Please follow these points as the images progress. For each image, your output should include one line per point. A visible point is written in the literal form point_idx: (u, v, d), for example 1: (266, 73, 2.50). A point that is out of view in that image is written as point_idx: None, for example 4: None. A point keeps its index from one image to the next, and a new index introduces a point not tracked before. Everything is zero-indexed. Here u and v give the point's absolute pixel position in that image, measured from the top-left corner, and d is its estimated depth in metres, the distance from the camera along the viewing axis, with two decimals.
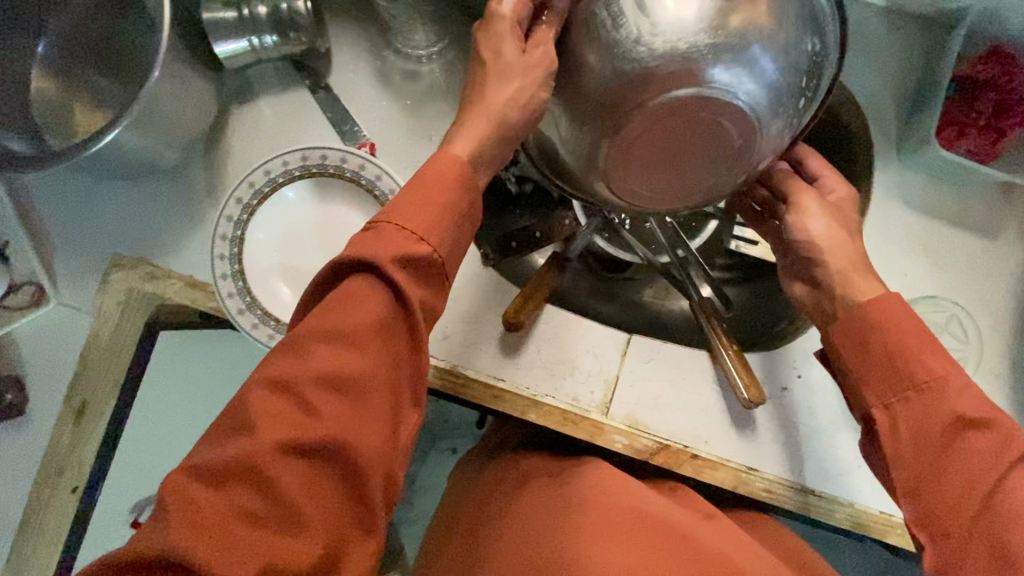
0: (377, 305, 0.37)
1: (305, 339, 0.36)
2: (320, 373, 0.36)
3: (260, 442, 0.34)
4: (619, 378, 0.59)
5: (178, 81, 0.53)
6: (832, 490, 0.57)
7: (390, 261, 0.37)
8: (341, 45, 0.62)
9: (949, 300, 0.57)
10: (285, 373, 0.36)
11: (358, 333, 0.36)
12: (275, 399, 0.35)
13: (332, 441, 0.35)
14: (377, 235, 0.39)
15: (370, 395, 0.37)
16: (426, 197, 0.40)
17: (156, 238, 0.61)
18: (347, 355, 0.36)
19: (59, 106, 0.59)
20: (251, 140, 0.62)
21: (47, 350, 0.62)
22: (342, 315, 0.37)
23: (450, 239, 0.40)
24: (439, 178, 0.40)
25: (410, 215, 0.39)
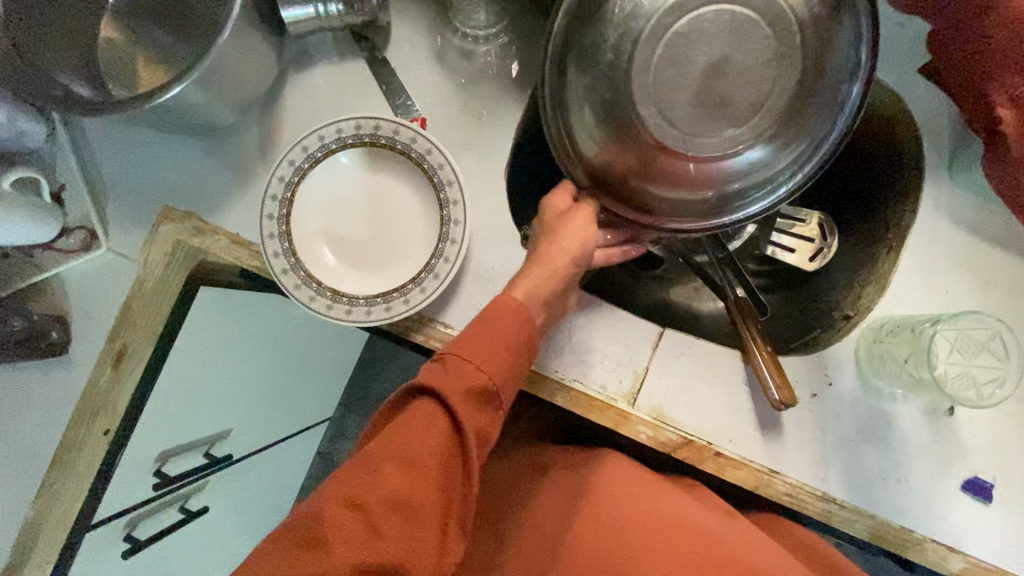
0: (441, 433, 0.42)
1: (377, 460, 0.40)
2: (390, 496, 0.39)
3: (333, 561, 0.37)
4: (648, 370, 0.59)
5: (245, 41, 0.54)
6: (855, 500, 0.56)
7: (456, 391, 0.43)
8: (401, 20, 0.63)
9: (995, 317, 0.56)
10: (354, 492, 0.39)
11: (424, 456, 0.41)
12: (348, 518, 0.38)
13: (395, 561, 0.38)
14: (444, 366, 0.44)
15: (427, 516, 0.40)
16: (487, 343, 0.46)
17: (207, 195, 0.62)
18: (413, 479, 0.40)
19: (125, 58, 0.61)
20: (307, 107, 0.63)
21: (91, 295, 0.63)
22: (410, 440, 0.41)
23: (505, 371, 0.46)
24: (501, 325, 0.47)
25: (476, 358, 0.45)
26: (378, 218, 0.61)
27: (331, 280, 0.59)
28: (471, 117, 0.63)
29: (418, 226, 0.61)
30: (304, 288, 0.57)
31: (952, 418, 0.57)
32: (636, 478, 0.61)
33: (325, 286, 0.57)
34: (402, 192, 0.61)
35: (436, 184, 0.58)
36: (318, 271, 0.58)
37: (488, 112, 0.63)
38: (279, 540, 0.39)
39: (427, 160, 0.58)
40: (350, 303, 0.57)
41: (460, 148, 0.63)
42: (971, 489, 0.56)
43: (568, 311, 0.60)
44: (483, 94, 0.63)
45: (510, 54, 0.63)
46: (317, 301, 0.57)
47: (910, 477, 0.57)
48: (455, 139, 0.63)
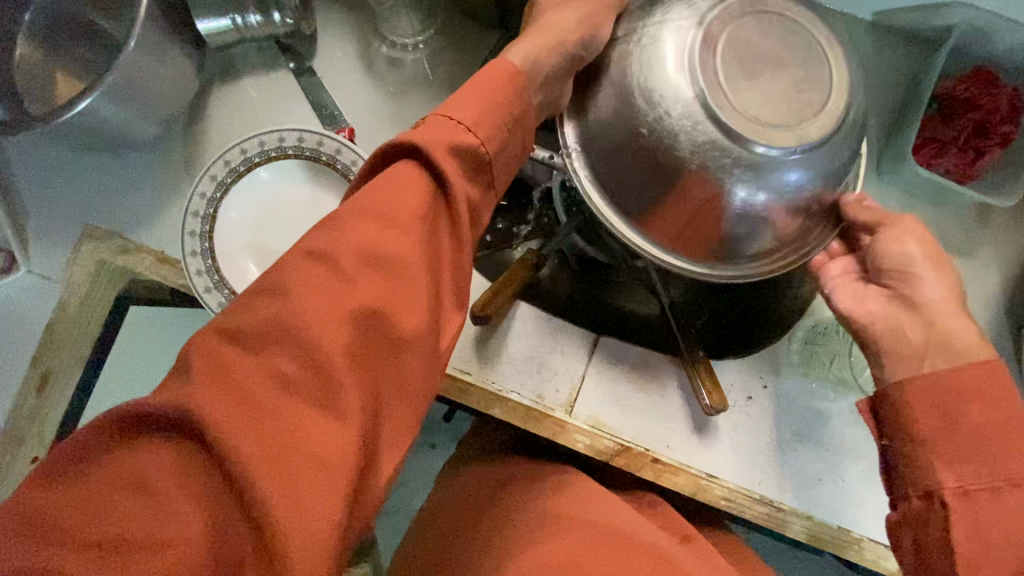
0: (419, 194, 0.36)
1: (350, 213, 0.35)
2: (369, 246, 0.34)
3: (302, 309, 0.32)
4: (585, 378, 0.59)
5: (158, 53, 0.53)
6: (794, 503, 0.56)
7: (440, 149, 0.37)
8: (327, 29, 0.62)
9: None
10: (325, 245, 0.34)
11: (405, 210, 0.35)
12: (316, 268, 0.33)
13: (378, 309, 0.33)
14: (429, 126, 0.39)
15: (412, 273, 0.35)
16: (475, 97, 0.40)
17: (132, 213, 0.61)
18: (390, 234, 0.35)
19: (40, 71, 0.59)
20: (232, 119, 0.62)
21: (14, 319, 0.61)
22: (388, 195, 0.35)
23: (494, 135, 0.40)
24: (490, 76, 0.41)
25: (463, 107, 0.39)
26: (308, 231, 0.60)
27: None
28: (401, 125, 0.62)
29: None
30: (229, 306, 0.55)
31: None
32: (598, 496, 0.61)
33: None
34: (331, 203, 0.60)
35: None
36: (244, 289, 0.57)
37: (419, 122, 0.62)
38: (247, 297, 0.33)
39: (353, 171, 0.57)
40: None
41: None
42: None
43: (503, 320, 0.59)
44: (413, 102, 0.62)
45: (440, 61, 0.63)
46: None
47: (845, 477, 0.57)
48: None
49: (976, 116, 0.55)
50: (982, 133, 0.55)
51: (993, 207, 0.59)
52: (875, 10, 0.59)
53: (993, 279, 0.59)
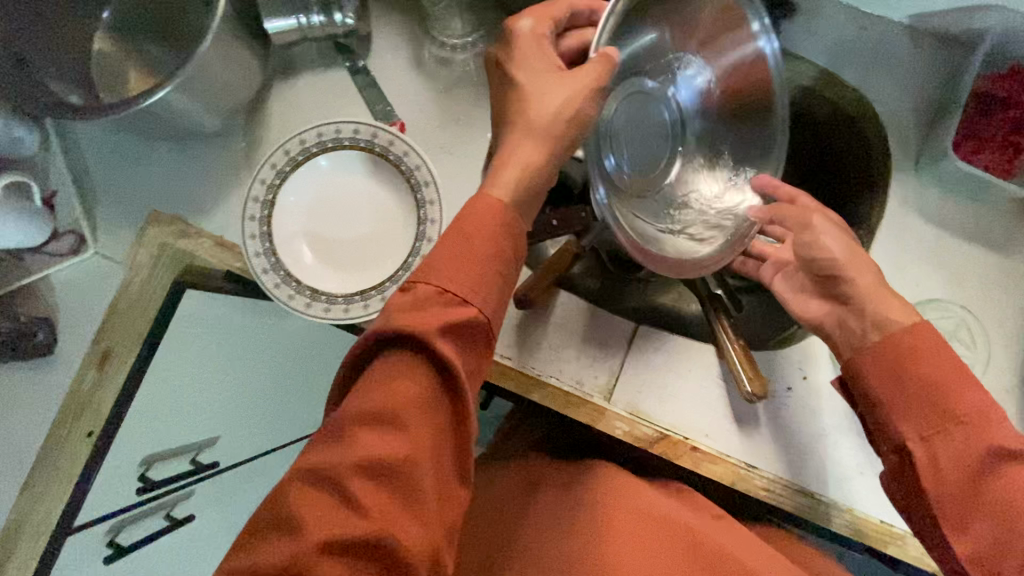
0: (422, 388, 0.38)
1: (348, 421, 0.37)
2: (366, 459, 0.36)
3: (304, 542, 0.35)
4: (624, 366, 0.60)
5: (229, 48, 0.57)
6: (834, 496, 0.56)
7: (430, 332, 0.38)
8: (381, 31, 0.66)
9: (958, 306, 0.58)
10: (326, 463, 0.36)
11: (403, 414, 0.37)
12: (318, 490, 0.36)
13: (375, 530, 0.35)
14: (419, 298, 0.40)
15: (411, 478, 0.37)
16: (456, 265, 0.40)
17: (194, 200, 0.64)
18: (385, 440, 0.37)
19: (117, 66, 0.64)
20: (291, 114, 0.65)
21: (77, 298, 0.64)
22: (387, 396, 0.37)
23: (491, 296, 0.41)
24: (474, 224, 0.42)
25: (438, 278, 0.40)
26: (358, 219, 0.62)
27: (311, 279, 0.60)
28: (449, 120, 0.65)
29: (397, 227, 0.62)
30: (284, 287, 0.58)
31: None
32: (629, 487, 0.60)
33: (305, 285, 0.59)
34: (381, 193, 0.62)
35: (414, 184, 0.59)
36: (297, 269, 0.60)
37: (465, 117, 0.65)
38: (257, 531, 0.37)
39: (405, 161, 0.59)
40: (328, 301, 0.58)
41: (439, 151, 0.64)
42: None
43: (544, 306, 0.61)
44: (461, 98, 0.65)
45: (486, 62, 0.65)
46: (296, 299, 0.58)
47: None
48: (434, 142, 0.64)
49: (1011, 113, 0.55)
50: (1020, 127, 0.55)
51: None
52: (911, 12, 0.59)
53: None
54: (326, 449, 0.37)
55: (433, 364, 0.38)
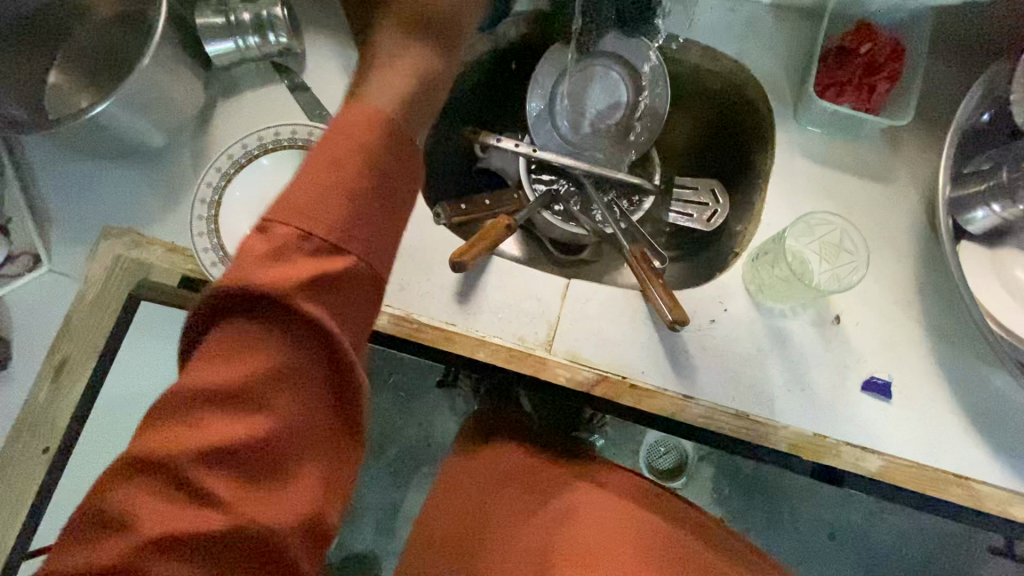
0: (262, 361, 0.37)
1: (189, 404, 0.37)
2: (199, 450, 0.36)
3: (138, 535, 0.35)
4: (560, 319, 0.63)
5: (173, 70, 0.63)
6: (765, 414, 0.60)
7: (297, 290, 0.37)
8: (314, 49, 0.73)
9: (838, 217, 0.64)
10: (157, 456, 0.36)
11: (254, 393, 0.37)
12: (150, 480, 0.36)
13: (220, 517, 0.36)
14: (288, 254, 0.38)
15: (264, 455, 0.37)
16: (315, 204, 0.39)
17: (145, 212, 0.68)
18: (234, 427, 0.37)
19: (68, 95, 0.69)
20: (235, 129, 0.71)
21: (31, 316, 0.67)
22: (224, 375, 0.37)
23: (367, 238, 0.40)
24: (336, 166, 0.40)
25: (295, 217, 0.39)
26: None
27: None
28: None
29: None
30: None
31: (840, 326, 0.62)
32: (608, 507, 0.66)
33: None
34: None
35: None
36: None
37: None
38: (85, 528, 0.36)
39: None
40: None
41: None
42: (871, 390, 0.60)
43: (481, 272, 0.65)
44: None
45: None
46: None
47: (814, 385, 0.60)
48: None
49: (862, 60, 0.64)
50: (870, 71, 0.64)
51: (904, 135, 0.66)
52: None
53: (916, 197, 0.65)
54: (195, 398, 0.37)
55: (297, 323, 0.38)
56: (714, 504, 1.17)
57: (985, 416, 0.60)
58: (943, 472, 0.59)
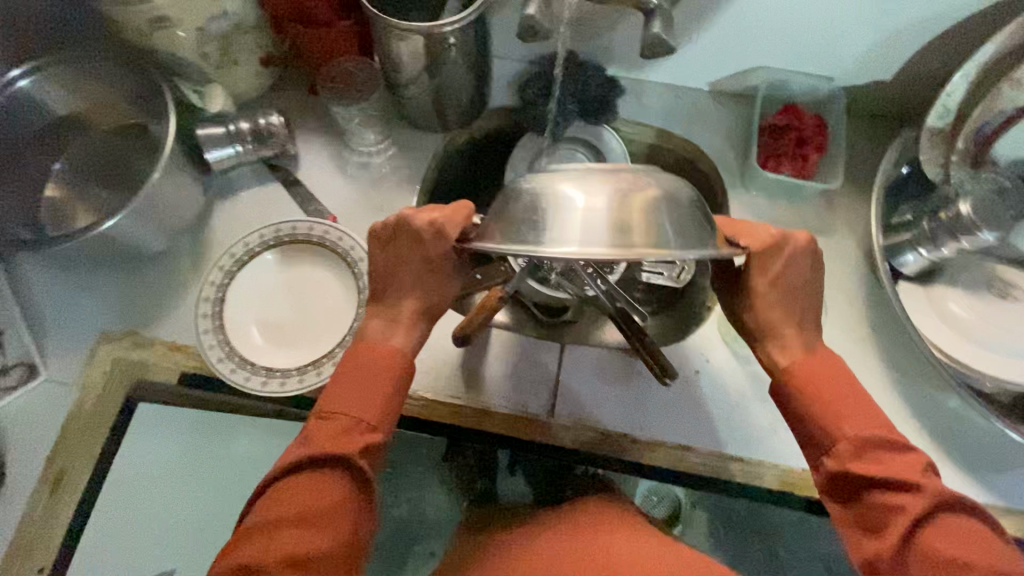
0: (334, 456, 0.47)
1: (279, 486, 0.47)
2: (283, 515, 0.45)
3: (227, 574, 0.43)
4: (560, 383, 0.67)
5: (177, 180, 0.67)
6: (758, 455, 0.65)
7: (364, 411, 0.49)
8: (307, 148, 0.78)
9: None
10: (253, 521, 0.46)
11: (323, 480, 0.47)
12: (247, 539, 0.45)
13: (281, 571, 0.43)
14: (348, 378, 0.51)
15: (323, 528, 0.45)
16: (355, 390, 0.50)
17: (145, 313, 0.70)
18: (304, 501, 0.46)
19: (64, 206, 0.71)
20: (232, 227, 0.74)
21: (25, 428, 0.65)
22: (308, 467, 0.47)
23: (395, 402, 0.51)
24: (374, 360, 0.51)
25: (346, 408, 0.49)
26: (304, 301, 0.70)
27: (265, 360, 0.66)
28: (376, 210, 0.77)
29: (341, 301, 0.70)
30: (240, 370, 0.63)
31: None
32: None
33: (261, 366, 0.64)
34: (321, 275, 0.71)
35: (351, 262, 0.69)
36: (249, 354, 0.66)
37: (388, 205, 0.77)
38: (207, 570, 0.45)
39: (340, 244, 0.69)
40: (284, 375, 0.63)
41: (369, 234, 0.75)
42: None
43: (481, 345, 0.69)
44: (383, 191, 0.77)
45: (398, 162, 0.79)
46: (253, 379, 0.63)
47: None
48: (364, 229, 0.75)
49: (793, 134, 0.74)
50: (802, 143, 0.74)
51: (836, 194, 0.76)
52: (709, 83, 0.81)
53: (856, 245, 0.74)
54: (281, 501, 0.46)
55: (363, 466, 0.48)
56: (712, 550, 1.19)
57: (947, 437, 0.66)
58: None
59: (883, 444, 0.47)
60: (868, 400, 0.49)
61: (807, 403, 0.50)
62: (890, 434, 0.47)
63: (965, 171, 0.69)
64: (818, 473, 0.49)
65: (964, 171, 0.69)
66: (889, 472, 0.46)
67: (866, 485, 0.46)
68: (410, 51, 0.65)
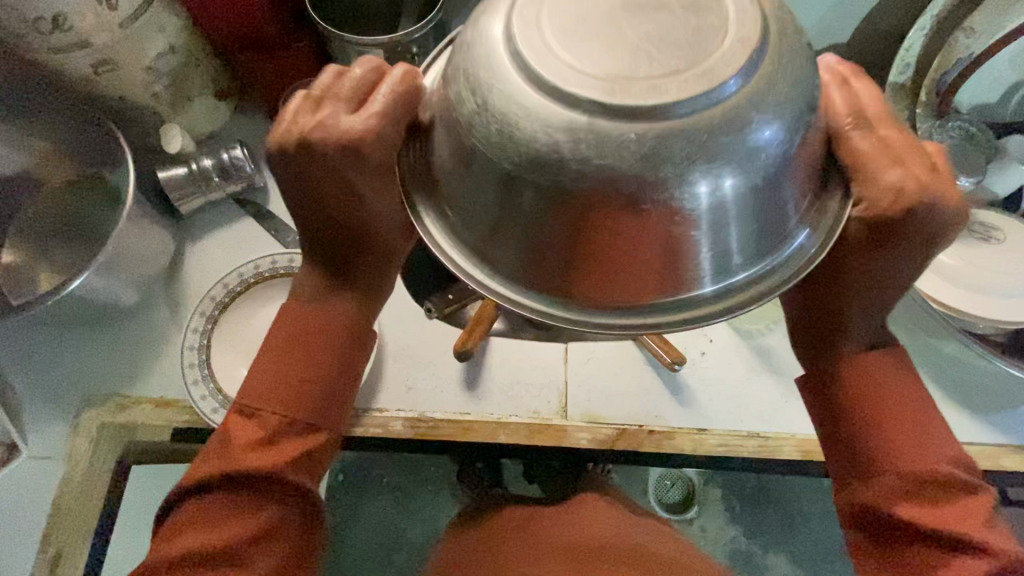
0: (257, 431, 0.45)
1: (210, 454, 0.46)
2: (212, 475, 0.45)
3: (165, 544, 0.44)
4: (568, 384, 0.66)
5: (141, 226, 0.64)
6: (776, 428, 0.64)
7: (281, 399, 0.46)
8: (274, 177, 0.75)
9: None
10: (192, 485, 0.45)
11: (244, 451, 0.45)
12: (191, 494, 0.45)
13: (216, 532, 0.44)
14: (274, 359, 0.47)
15: (257, 486, 0.45)
16: (281, 385, 0.46)
17: (125, 371, 0.66)
18: (228, 467, 0.45)
19: (26, 270, 0.67)
20: (206, 269, 0.71)
21: (10, 510, 0.61)
22: (235, 437, 0.46)
23: (326, 380, 0.47)
24: (309, 336, 0.47)
25: (269, 406, 0.46)
26: None
27: None
28: None
29: None
30: None
31: None
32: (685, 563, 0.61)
33: None
34: None
35: None
36: None
37: None
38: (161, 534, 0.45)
39: None
40: None
41: None
42: None
43: (483, 355, 0.67)
44: None
45: None
46: None
47: None
48: None
49: None
50: None
51: None
52: None
53: None
54: (214, 460, 0.45)
55: (291, 448, 0.46)
56: (731, 524, 1.20)
57: (950, 382, 0.67)
58: None
59: (940, 481, 0.44)
60: (925, 423, 0.46)
61: (849, 409, 0.46)
62: (939, 461, 0.45)
63: (932, 121, 0.70)
64: (848, 493, 0.47)
65: (931, 122, 0.70)
66: (930, 506, 0.44)
67: (910, 510, 0.44)
68: (368, 64, 0.63)
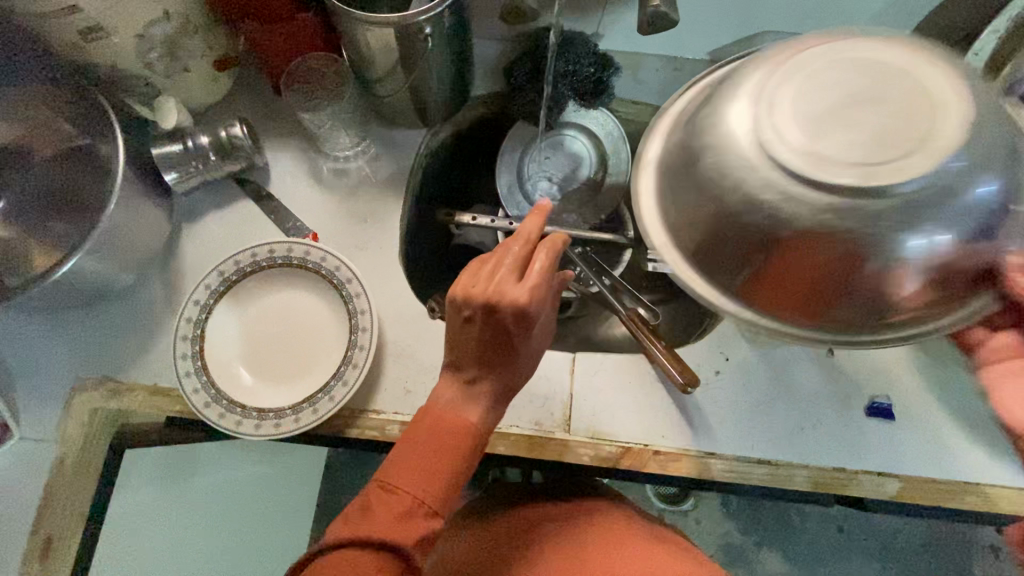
0: (397, 509, 0.43)
1: (342, 532, 0.42)
2: (345, 552, 0.42)
3: None
4: (574, 396, 0.63)
5: (133, 207, 0.60)
6: (787, 457, 0.61)
7: (426, 485, 0.44)
8: (277, 158, 0.71)
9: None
10: (315, 566, 0.42)
11: (382, 532, 0.42)
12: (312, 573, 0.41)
13: None
14: (416, 442, 0.46)
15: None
16: (424, 463, 0.45)
17: (119, 356, 0.64)
18: (358, 551, 0.41)
19: (16, 247, 0.63)
20: (204, 252, 0.68)
21: (6, 490, 0.61)
22: (372, 515, 0.43)
23: (460, 474, 0.46)
24: (445, 433, 0.46)
25: (415, 486, 0.44)
26: (292, 331, 0.65)
27: (255, 400, 0.61)
28: (358, 220, 0.70)
29: (332, 327, 0.64)
30: (230, 414, 0.58)
31: (835, 357, 0.64)
32: (647, 555, 0.59)
33: (250, 407, 0.59)
34: (308, 300, 0.65)
35: (337, 284, 0.63)
36: (237, 394, 0.61)
37: (372, 214, 0.70)
38: None
39: (324, 266, 0.63)
40: (277, 416, 0.59)
41: (355, 249, 0.69)
42: (876, 415, 0.63)
43: None
44: (366, 199, 0.70)
45: (379, 164, 0.72)
46: (244, 424, 0.58)
47: (823, 420, 0.63)
48: (349, 242, 0.69)
49: None
50: None
51: None
52: (710, 51, 0.74)
53: None
54: (348, 537, 0.42)
55: (423, 539, 0.43)
56: (726, 520, 1.19)
57: (978, 418, 0.63)
58: (956, 482, 0.61)
59: None
60: None
61: None
62: None
63: None
64: None
65: None
66: None
67: None
68: (379, 44, 0.58)
